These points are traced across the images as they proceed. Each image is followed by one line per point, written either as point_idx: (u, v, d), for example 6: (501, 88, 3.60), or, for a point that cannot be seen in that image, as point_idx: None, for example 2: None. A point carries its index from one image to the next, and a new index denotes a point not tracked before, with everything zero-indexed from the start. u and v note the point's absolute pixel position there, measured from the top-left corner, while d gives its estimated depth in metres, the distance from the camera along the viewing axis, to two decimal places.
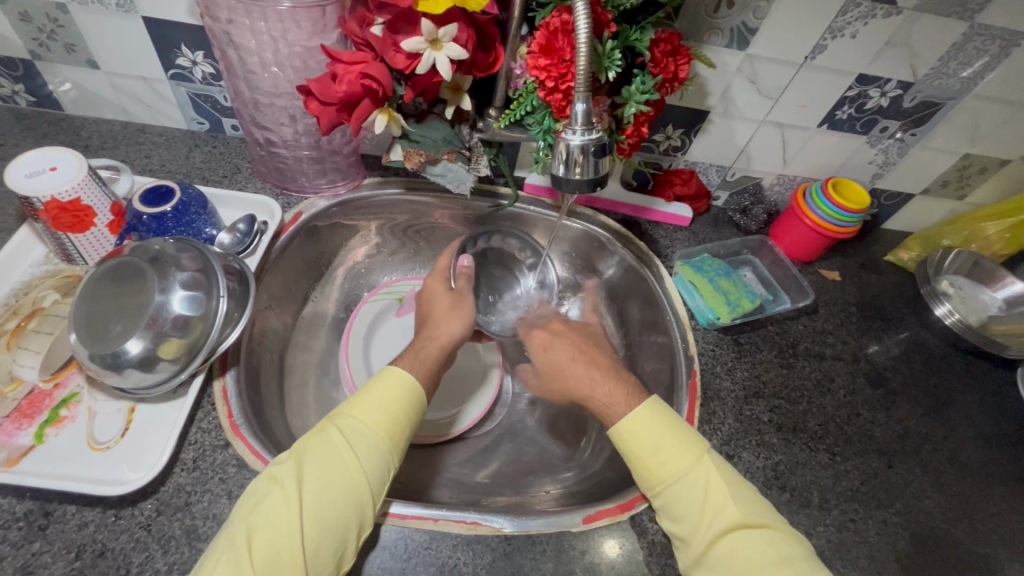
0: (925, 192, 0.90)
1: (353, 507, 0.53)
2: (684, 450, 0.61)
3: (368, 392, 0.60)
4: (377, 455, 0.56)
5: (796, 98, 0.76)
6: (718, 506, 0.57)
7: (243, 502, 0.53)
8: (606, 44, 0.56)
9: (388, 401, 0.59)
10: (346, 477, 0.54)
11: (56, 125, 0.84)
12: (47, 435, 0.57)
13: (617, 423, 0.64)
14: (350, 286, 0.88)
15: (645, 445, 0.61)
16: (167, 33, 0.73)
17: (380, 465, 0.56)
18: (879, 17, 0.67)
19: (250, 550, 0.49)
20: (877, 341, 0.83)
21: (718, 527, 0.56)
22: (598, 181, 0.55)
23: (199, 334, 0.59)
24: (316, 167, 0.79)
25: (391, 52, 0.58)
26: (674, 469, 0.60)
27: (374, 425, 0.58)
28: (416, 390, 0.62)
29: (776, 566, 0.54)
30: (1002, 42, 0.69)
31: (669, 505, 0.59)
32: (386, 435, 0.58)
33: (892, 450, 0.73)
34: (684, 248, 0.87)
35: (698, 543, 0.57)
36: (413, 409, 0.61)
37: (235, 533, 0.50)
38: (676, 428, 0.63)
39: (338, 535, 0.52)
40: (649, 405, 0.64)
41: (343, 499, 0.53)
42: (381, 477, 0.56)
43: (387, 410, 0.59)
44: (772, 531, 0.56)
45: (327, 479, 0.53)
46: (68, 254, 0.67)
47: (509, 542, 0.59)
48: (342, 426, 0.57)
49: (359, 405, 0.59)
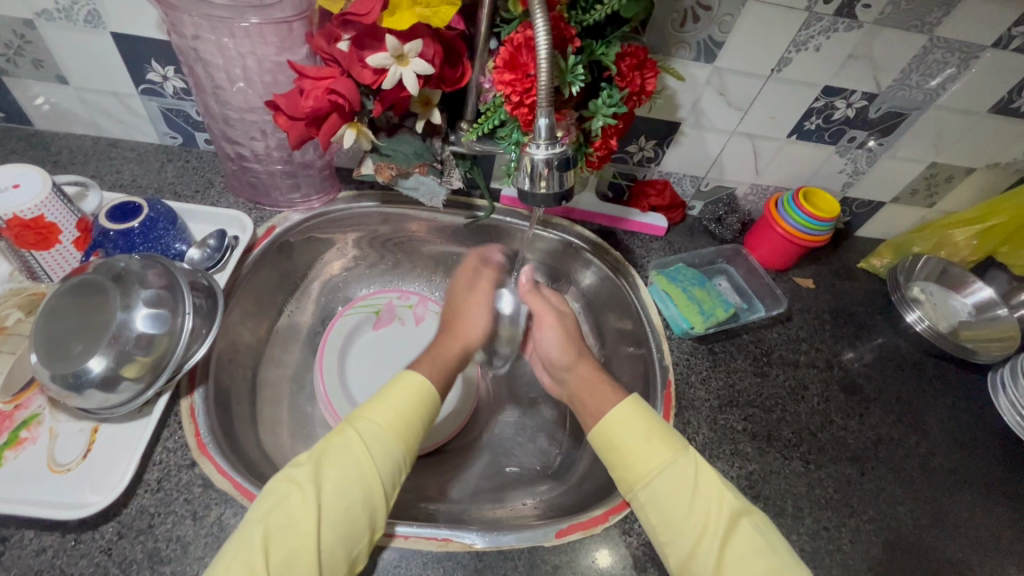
0: (895, 201, 0.92)
1: (367, 510, 0.55)
2: (669, 442, 0.62)
3: (384, 396, 0.62)
4: (390, 456, 0.58)
5: (765, 109, 0.77)
6: (709, 495, 0.59)
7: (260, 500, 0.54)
8: (570, 59, 0.56)
9: (404, 405, 0.61)
10: (360, 480, 0.55)
11: (25, 141, 0.83)
12: (7, 457, 0.56)
13: (602, 420, 0.64)
14: (326, 300, 0.88)
15: (631, 443, 0.62)
16: (136, 48, 0.73)
17: (393, 467, 0.58)
18: (841, 31, 0.68)
19: (267, 550, 0.51)
20: (851, 348, 0.84)
21: (711, 517, 0.58)
22: (564, 194, 0.55)
23: (164, 351, 0.58)
24: (289, 182, 0.79)
25: (357, 67, 0.58)
26: (660, 460, 0.61)
27: (389, 429, 0.59)
28: (430, 394, 0.64)
29: (767, 555, 0.56)
30: (961, 54, 0.71)
31: (658, 498, 0.59)
32: (399, 437, 0.59)
33: (864, 457, 0.73)
34: (659, 258, 0.88)
35: (690, 537, 0.57)
36: (426, 414, 0.63)
37: (253, 532, 0.52)
38: (659, 424, 0.64)
39: (354, 535, 0.53)
40: (632, 402, 0.65)
41: (357, 501, 0.54)
42: (393, 478, 0.58)
43: (402, 414, 0.61)
44: (759, 521, 0.59)
45: (345, 483, 0.55)
46: (33, 271, 0.66)
47: (481, 558, 0.59)
48: (358, 429, 0.59)
49: (375, 408, 0.60)
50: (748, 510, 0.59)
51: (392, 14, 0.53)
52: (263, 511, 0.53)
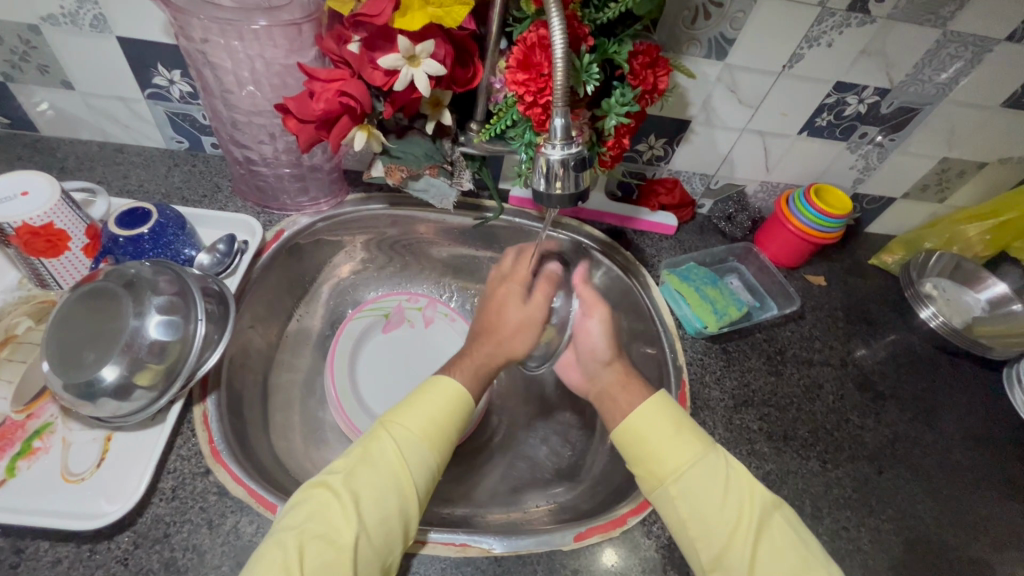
0: (906, 196, 0.91)
1: (403, 517, 0.54)
2: (698, 436, 0.62)
3: (418, 399, 0.62)
4: (425, 461, 0.58)
5: (776, 106, 0.77)
6: (741, 488, 0.58)
7: (293, 507, 0.54)
8: (583, 58, 0.56)
9: (438, 411, 0.61)
10: (396, 487, 0.55)
11: (31, 147, 0.82)
12: (20, 468, 0.56)
13: (630, 414, 0.64)
14: (335, 303, 0.87)
15: (657, 438, 0.61)
16: (143, 52, 0.72)
17: (426, 471, 0.58)
18: (854, 26, 0.68)
19: (303, 556, 0.50)
20: (865, 345, 0.83)
21: (743, 509, 0.57)
22: (580, 194, 0.55)
23: (176, 358, 0.57)
24: (297, 185, 0.79)
25: (368, 69, 0.57)
26: (691, 454, 0.60)
27: (423, 434, 0.59)
28: (462, 398, 0.63)
29: (799, 547, 0.56)
30: (974, 48, 0.70)
31: (689, 491, 0.58)
32: (432, 442, 0.59)
33: (882, 456, 0.73)
34: (670, 257, 0.87)
35: (722, 531, 0.56)
36: (456, 417, 0.62)
37: (288, 538, 0.51)
38: (687, 419, 0.63)
39: (390, 540, 0.53)
40: (660, 397, 0.64)
41: (393, 508, 0.54)
42: (427, 485, 0.58)
43: (436, 418, 0.60)
44: (790, 515, 0.58)
45: (381, 490, 0.54)
46: (42, 279, 0.66)
47: (499, 563, 0.58)
48: (393, 435, 0.58)
49: (409, 414, 0.60)
50: (779, 502, 0.59)
51: (403, 15, 0.53)
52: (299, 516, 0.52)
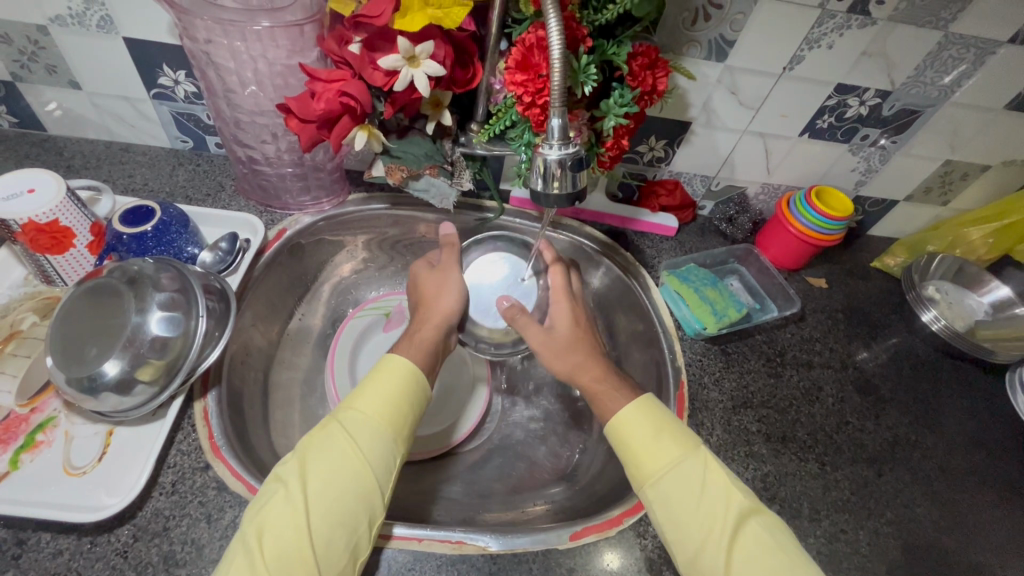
0: (909, 199, 0.91)
1: (363, 498, 0.54)
2: (680, 440, 0.61)
3: (368, 382, 0.61)
4: (379, 441, 0.57)
5: (777, 107, 0.76)
6: (719, 494, 0.58)
7: (254, 501, 0.54)
8: (582, 59, 0.56)
9: (390, 391, 0.60)
10: (350, 470, 0.55)
11: (39, 146, 0.84)
12: (23, 461, 0.56)
13: (613, 417, 0.63)
14: (336, 302, 0.88)
15: (638, 443, 0.61)
16: (149, 53, 0.73)
17: (384, 453, 0.57)
18: (855, 28, 0.68)
19: (262, 550, 0.50)
20: (866, 348, 0.83)
21: (717, 515, 0.57)
22: (578, 194, 0.55)
23: (178, 354, 0.58)
24: (300, 184, 0.79)
25: (368, 69, 0.58)
26: (669, 459, 0.59)
27: (374, 416, 0.58)
28: (415, 376, 0.62)
29: (773, 554, 0.55)
30: (976, 50, 0.70)
31: (665, 495, 0.58)
32: (387, 423, 0.59)
33: (881, 459, 0.72)
34: (670, 258, 0.87)
35: (694, 538, 0.56)
36: (412, 396, 0.62)
37: (247, 531, 0.51)
38: (669, 423, 0.62)
39: (349, 527, 0.53)
40: (642, 402, 0.63)
41: (350, 490, 0.54)
42: (387, 465, 0.57)
43: (385, 399, 0.60)
44: (768, 521, 0.57)
45: (335, 475, 0.54)
46: (47, 276, 0.67)
47: (495, 561, 0.59)
48: (346, 419, 0.58)
49: (362, 397, 0.60)
50: (756, 510, 0.58)
51: (404, 16, 0.53)
52: (257, 511, 0.52)
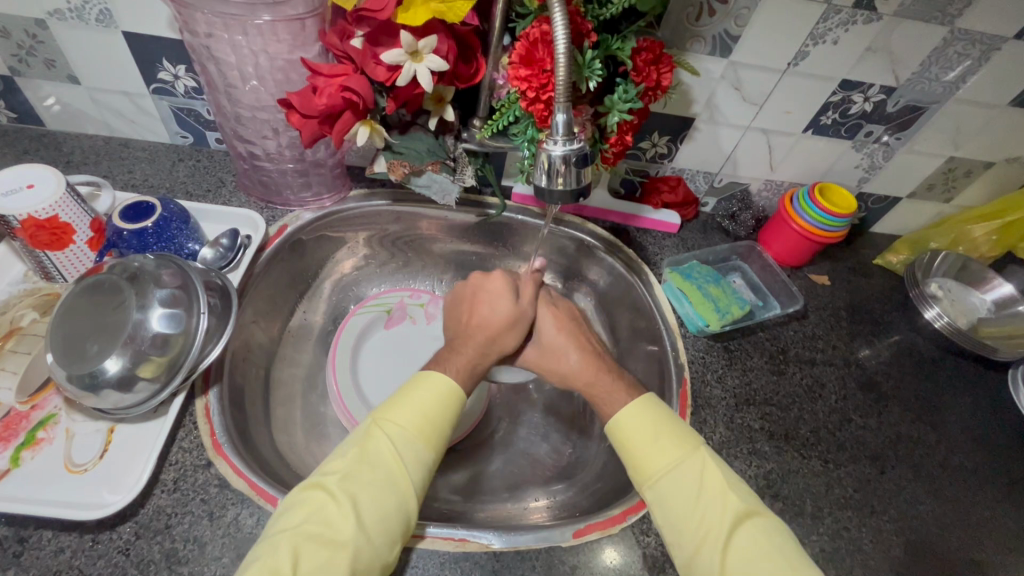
0: (912, 196, 0.90)
1: (403, 515, 0.54)
2: (678, 441, 0.61)
3: (409, 395, 0.60)
4: (420, 458, 0.57)
5: (781, 104, 0.76)
6: (713, 499, 0.57)
7: (289, 509, 0.53)
8: (586, 54, 0.56)
9: (431, 405, 0.60)
10: (392, 488, 0.55)
11: (38, 141, 0.83)
12: (24, 458, 0.56)
13: (611, 418, 0.64)
14: (338, 298, 0.87)
15: (635, 445, 0.61)
16: (149, 47, 0.72)
17: (422, 469, 0.57)
18: (860, 23, 0.67)
19: (301, 561, 0.49)
20: (868, 345, 0.83)
21: (711, 519, 0.56)
22: (582, 190, 0.55)
23: (179, 351, 0.58)
24: (301, 180, 0.79)
25: (371, 64, 0.57)
26: (666, 461, 0.59)
27: (417, 431, 0.58)
28: (453, 392, 0.62)
29: (770, 557, 0.54)
30: (981, 46, 0.70)
31: (663, 497, 0.58)
32: (427, 438, 0.58)
33: (884, 456, 0.72)
34: (672, 255, 0.87)
35: (692, 538, 0.56)
36: (450, 412, 0.61)
37: (285, 539, 0.51)
38: (668, 423, 0.62)
39: (388, 542, 0.53)
40: (639, 403, 0.63)
41: (392, 506, 0.54)
42: (424, 481, 0.58)
43: (428, 414, 0.59)
44: (764, 524, 0.56)
45: (379, 490, 0.54)
46: (47, 272, 0.67)
47: (498, 558, 0.59)
48: (389, 434, 0.57)
49: (402, 411, 0.59)
50: (752, 512, 0.57)
51: (406, 10, 0.53)
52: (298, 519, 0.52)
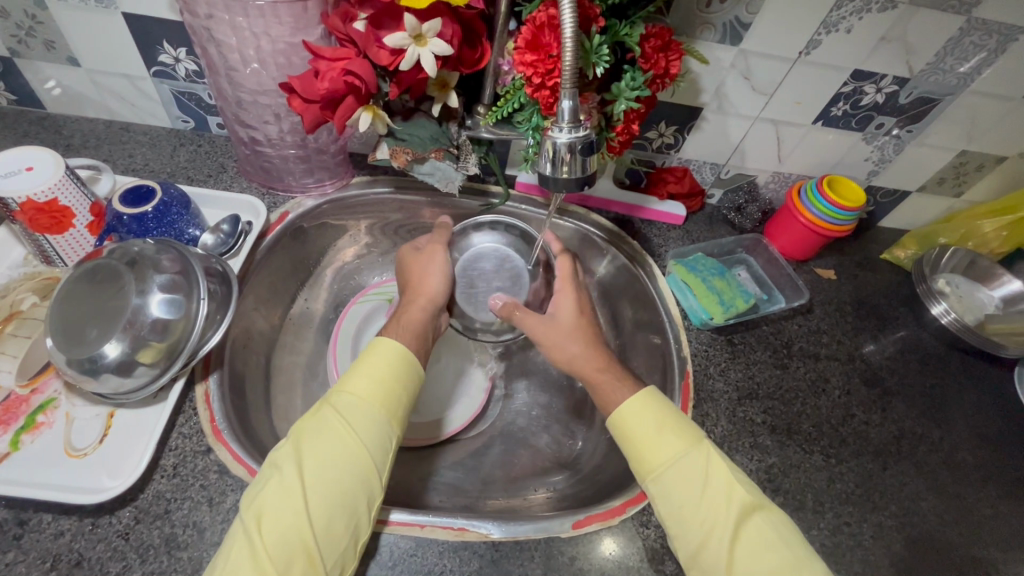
0: (921, 190, 0.89)
1: (359, 479, 0.54)
2: (683, 434, 0.60)
3: (360, 365, 0.60)
4: (375, 424, 0.57)
5: (791, 93, 0.75)
6: (721, 488, 0.57)
7: (250, 490, 0.53)
8: (594, 39, 0.55)
9: (380, 373, 0.59)
10: (346, 453, 0.54)
11: (38, 124, 0.82)
12: (24, 441, 0.56)
13: (617, 410, 0.62)
14: (339, 287, 0.87)
15: (641, 437, 0.60)
16: (149, 29, 0.71)
17: (378, 435, 0.57)
18: (874, 11, 0.66)
19: (261, 535, 0.50)
20: (873, 341, 0.82)
21: (720, 509, 0.56)
22: (587, 179, 0.54)
23: (179, 336, 0.57)
24: (302, 166, 0.78)
25: (374, 48, 0.56)
26: (672, 453, 0.59)
27: (368, 398, 0.58)
28: (405, 360, 0.61)
29: (781, 549, 0.54)
30: (999, 36, 0.68)
31: (669, 489, 0.57)
32: (381, 405, 0.58)
33: (887, 452, 0.72)
34: (677, 247, 0.86)
35: (698, 531, 0.55)
36: (404, 380, 0.61)
37: (245, 517, 0.51)
38: (674, 417, 0.62)
39: (348, 509, 0.52)
40: (644, 396, 0.63)
41: (346, 471, 0.53)
42: (384, 447, 0.57)
43: (378, 381, 0.59)
44: (773, 515, 0.57)
45: (331, 457, 0.54)
46: (47, 256, 0.66)
47: (497, 548, 0.59)
48: (337, 406, 0.57)
49: (353, 381, 0.59)
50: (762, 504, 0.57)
51: None
52: (255, 496, 0.52)
